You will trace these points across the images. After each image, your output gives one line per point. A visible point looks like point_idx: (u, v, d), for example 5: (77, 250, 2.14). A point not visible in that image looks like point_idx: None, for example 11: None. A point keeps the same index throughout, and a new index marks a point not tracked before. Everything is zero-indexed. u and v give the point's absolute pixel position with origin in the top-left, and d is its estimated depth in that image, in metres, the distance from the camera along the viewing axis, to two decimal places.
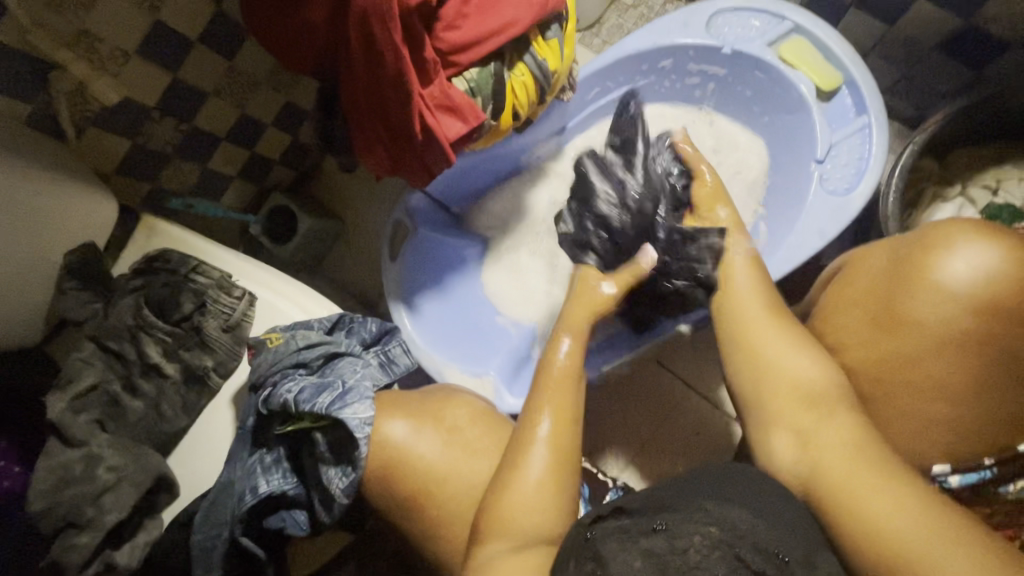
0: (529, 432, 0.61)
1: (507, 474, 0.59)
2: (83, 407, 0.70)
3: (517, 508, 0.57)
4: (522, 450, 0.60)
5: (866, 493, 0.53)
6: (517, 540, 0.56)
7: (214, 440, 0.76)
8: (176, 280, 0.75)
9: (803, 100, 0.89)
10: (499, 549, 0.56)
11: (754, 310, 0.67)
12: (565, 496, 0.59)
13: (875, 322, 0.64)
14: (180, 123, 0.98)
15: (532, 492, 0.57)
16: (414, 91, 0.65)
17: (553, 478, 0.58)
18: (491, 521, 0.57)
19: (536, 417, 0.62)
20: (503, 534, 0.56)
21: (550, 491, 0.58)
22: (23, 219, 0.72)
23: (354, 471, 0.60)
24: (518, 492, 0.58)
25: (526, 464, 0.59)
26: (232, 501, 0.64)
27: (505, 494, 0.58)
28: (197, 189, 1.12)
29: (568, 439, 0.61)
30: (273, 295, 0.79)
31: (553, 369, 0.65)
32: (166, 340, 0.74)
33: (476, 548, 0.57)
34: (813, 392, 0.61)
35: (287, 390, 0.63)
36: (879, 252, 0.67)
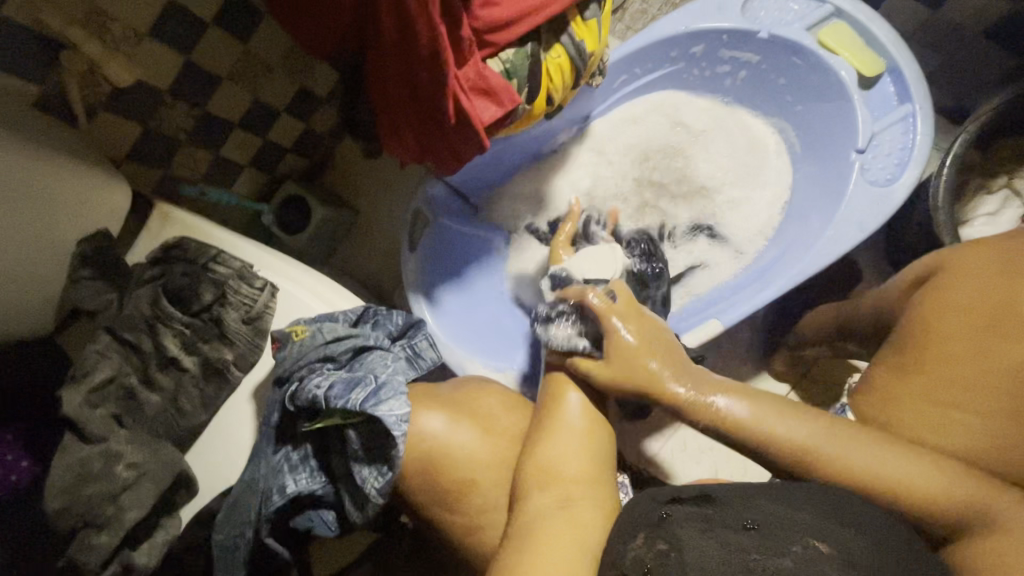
0: (554, 395, 0.62)
1: (538, 432, 0.59)
2: (99, 401, 0.67)
3: (556, 461, 0.56)
4: (551, 413, 0.61)
5: (1001, 552, 0.46)
6: (562, 489, 0.54)
7: (235, 435, 0.73)
8: (195, 270, 0.72)
9: (843, 87, 0.86)
10: (543, 502, 0.54)
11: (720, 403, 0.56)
12: (602, 451, 0.58)
13: (987, 332, 0.54)
14: (193, 108, 0.95)
15: (567, 444, 0.57)
16: (451, 71, 0.61)
17: (586, 430, 0.59)
18: (532, 474, 0.56)
19: (566, 381, 0.63)
20: (545, 485, 0.55)
21: (589, 456, 0.57)
22: (35, 205, 0.68)
23: (390, 471, 0.58)
24: (558, 447, 0.57)
25: (558, 423, 0.59)
26: (256, 500, 0.61)
27: (540, 448, 0.57)
28: (208, 177, 1.08)
29: (600, 409, 0.61)
30: (294, 286, 0.76)
31: (565, 347, 0.66)
32: (184, 332, 0.71)
33: (525, 500, 0.55)
34: (908, 475, 0.51)
35: (316, 385, 0.60)
36: (984, 251, 0.58)
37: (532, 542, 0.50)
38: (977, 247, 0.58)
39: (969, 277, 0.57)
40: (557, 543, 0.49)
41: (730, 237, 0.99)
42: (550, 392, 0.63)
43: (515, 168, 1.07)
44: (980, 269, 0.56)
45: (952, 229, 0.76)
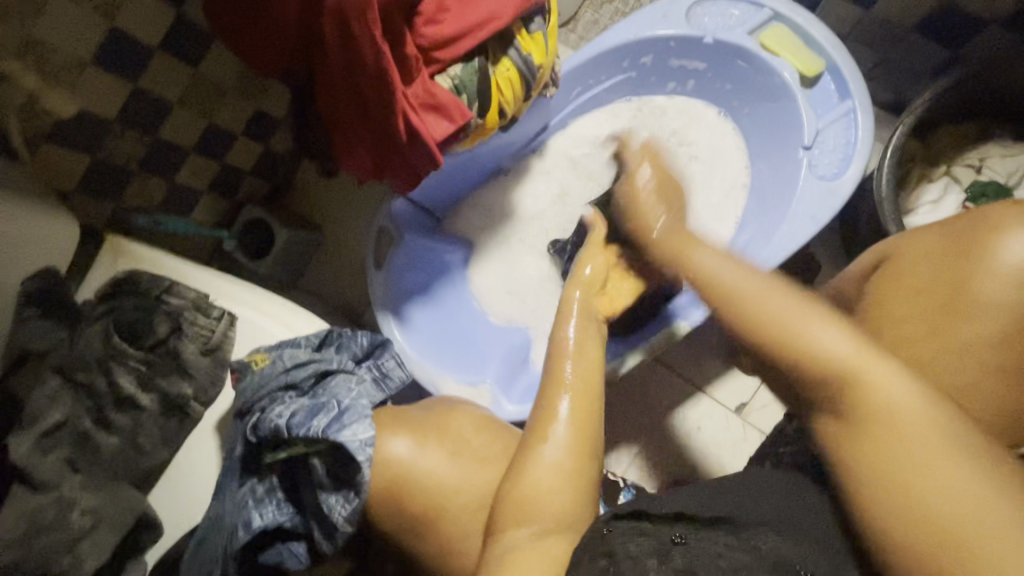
0: (546, 412, 0.57)
1: (529, 449, 0.56)
2: (51, 446, 0.64)
3: (537, 493, 0.54)
4: (542, 430, 0.57)
5: (920, 466, 0.38)
6: (540, 523, 0.53)
7: (198, 471, 0.71)
8: (147, 303, 0.70)
9: (787, 87, 0.88)
10: (525, 535, 0.53)
11: (705, 258, 0.54)
12: (585, 469, 0.56)
13: (936, 313, 0.55)
14: (142, 137, 0.93)
15: (551, 474, 0.54)
16: (397, 90, 0.61)
17: (572, 460, 0.55)
18: (510, 508, 0.54)
19: (561, 381, 0.58)
20: (525, 520, 0.53)
21: (570, 488, 0.54)
22: None
23: (358, 496, 0.56)
24: (539, 478, 0.54)
25: (543, 447, 0.55)
26: (223, 537, 0.60)
27: (522, 478, 0.55)
28: (164, 206, 1.06)
29: (590, 437, 0.56)
30: (255, 314, 0.75)
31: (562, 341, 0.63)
32: (139, 368, 0.68)
33: (499, 536, 0.54)
34: (829, 350, 0.43)
35: (277, 414, 0.59)
36: (925, 238, 0.60)
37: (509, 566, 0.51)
38: (916, 234, 0.61)
39: (923, 260, 0.59)
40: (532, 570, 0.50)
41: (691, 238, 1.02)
42: (544, 405, 0.58)
43: (480, 181, 1.09)
44: (927, 251, 0.58)
45: (897, 218, 0.78)
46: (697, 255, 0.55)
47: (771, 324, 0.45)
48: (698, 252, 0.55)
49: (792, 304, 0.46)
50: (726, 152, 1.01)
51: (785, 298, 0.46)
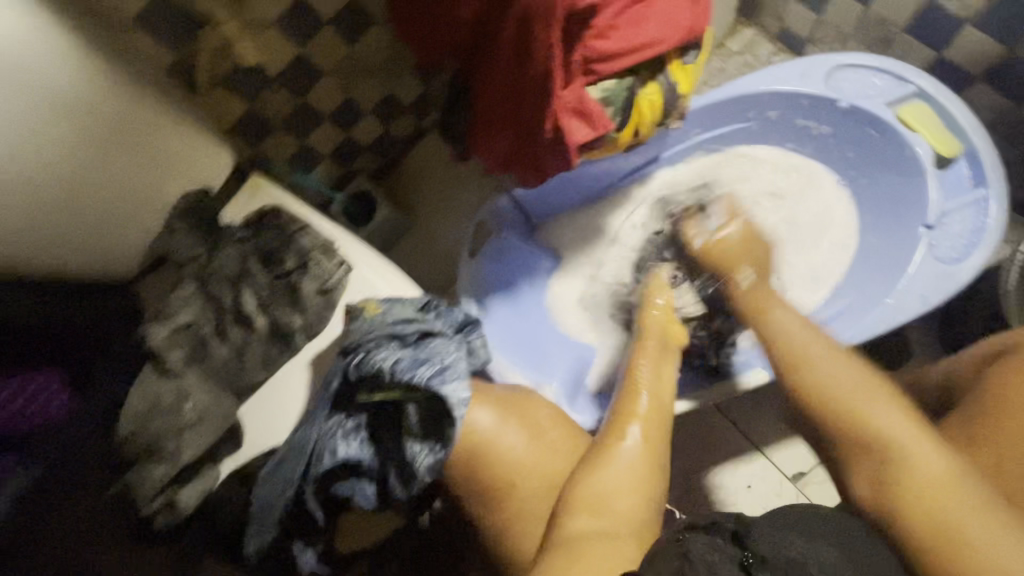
0: (627, 412, 0.64)
1: (604, 446, 0.62)
2: (176, 342, 0.71)
3: (608, 486, 0.58)
4: (617, 430, 0.63)
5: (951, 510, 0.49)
6: (607, 521, 0.56)
7: (285, 399, 0.76)
8: (283, 237, 0.76)
9: (919, 163, 0.88)
10: (588, 525, 0.56)
11: (819, 374, 0.63)
12: (653, 478, 0.60)
13: None
14: (293, 96, 1.03)
15: (626, 470, 0.59)
16: (555, 92, 0.66)
17: (645, 464, 0.61)
18: (582, 496, 0.58)
19: (635, 396, 0.66)
20: (596, 513, 0.56)
21: (639, 487, 0.59)
22: (143, 153, 0.75)
23: (443, 449, 0.60)
24: (613, 473, 0.59)
25: (618, 451, 0.61)
26: (305, 460, 0.65)
27: (595, 470, 0.59)
28: (293, 161, 1.16)
29: (656, 449, 0.62)
30: (367, 267, 0.80)
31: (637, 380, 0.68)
32: (263, 292, 0.75)
33: (565, 521, 0.57)
34: (874, 416, 0.57)
35: (382, 359, 0.64)
36: None
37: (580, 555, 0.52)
38: None
39: None
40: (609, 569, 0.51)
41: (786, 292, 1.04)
42: (626, 406, 0.66)
43: (581, 197, 1.13)
44: None
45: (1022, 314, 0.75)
46: (798, 376, 0.64)
47: (830, 394, 0.61)
48: (806, 369, 0.64)
49: (833, 372, 0.62)
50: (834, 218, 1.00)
51: (850, 376, 0.61)
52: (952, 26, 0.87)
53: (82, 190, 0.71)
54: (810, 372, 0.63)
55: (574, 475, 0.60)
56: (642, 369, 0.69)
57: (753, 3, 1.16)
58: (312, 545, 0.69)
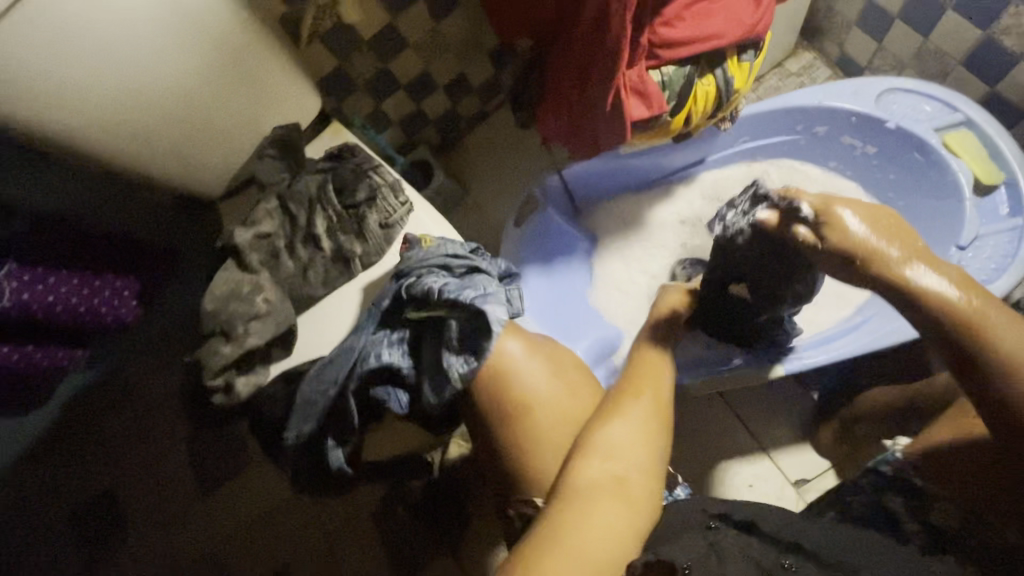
0: (637, 382, 0.71)
1: (617, 407, 0.68)
2: (254, 247, 0.81)
3: (621, 438, 0.64)
4: (631, 392, 0.70)
5: None
6: (617, 465, 0.61)
7: (336, 316, 0.85)
8: (357, 171, 0.85)
9: (958, 187, 0.91)
10: (602, 469, 0.61)
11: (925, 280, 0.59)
12: (661, 438, 0.66)
13: None
14: (378, 61, 1.14)
15: (637, 427, 0.65)
16: (621, 68, 0.73)
17: (653, 426, 0.67)
18: (597, 444, 0.63)
19: (645, 373, 0.74)
20: (606, 458, 0.62)
21: (648, 440, 0.65)
22: (252, 83, 0.84)
23: (477, 361, 0.67)
24: (625, 428, 0.65)
25: (631, 411, 0.67)
26: (353, 361, 0.73)
27: (609, 424, 0.65)
28: (365, 122, 1.26)
29: (663, 414, 0.69)
30: (424, 213, 0.88)
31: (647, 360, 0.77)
32: (332, 218, 0.84)
33: (581, 464, 0.61)
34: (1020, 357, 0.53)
35: (432, 281, 0.72)
36: None
37: (591, 497, 0.57)
38: None
39: None
40: (616, 511, 0.57)
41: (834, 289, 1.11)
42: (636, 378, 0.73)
43: (625, 189, 1.19)
44: None
45: None
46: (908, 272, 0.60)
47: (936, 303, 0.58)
48: (919, 273, 0.60)
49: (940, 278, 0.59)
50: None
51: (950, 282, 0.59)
52: (1005, 61, 0.91)
53: (194, 113, 0.80)
54: (912, 274, 0.60)
55: (590, 426, 0.66)
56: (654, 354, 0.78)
57: (815, 28, 1.21)
58: (342, 444, 0.76)
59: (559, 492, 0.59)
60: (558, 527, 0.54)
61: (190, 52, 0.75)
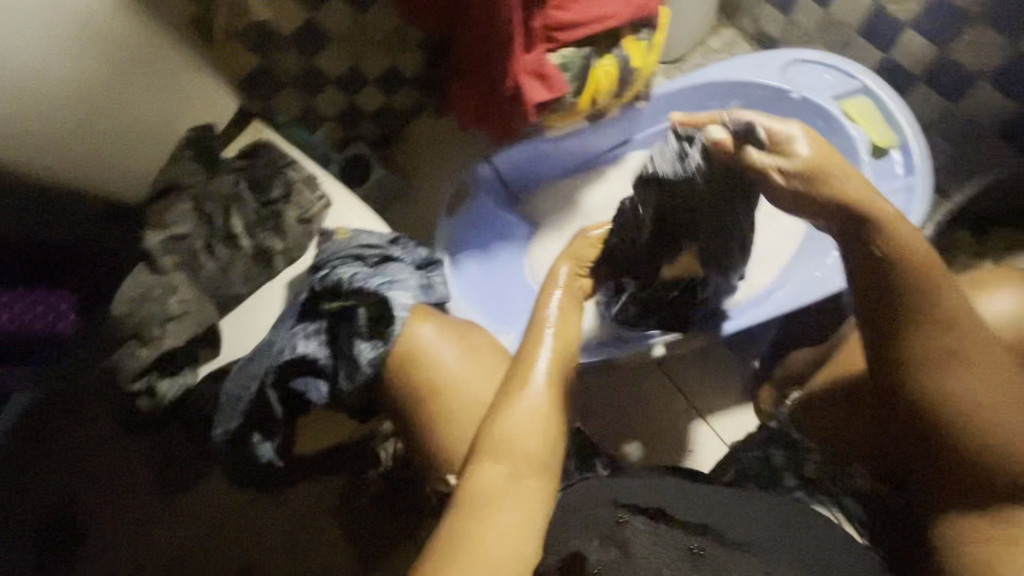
0: (530, 360, 0.68)
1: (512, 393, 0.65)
2: (171, 249, 0.81)
3: (514, 430, 0.62)
4: (523, 374, 0.67)
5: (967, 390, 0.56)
6: (515, 463, 0.60)
7: (261, 313, 0.85)
8: (272, 169, 0.86)
9: (857, 150, 0.95)
10: (500, 470, 0.59)
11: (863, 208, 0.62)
12: (555, 420, 0.64)
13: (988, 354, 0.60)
14: (301, 58, 1.13)
15: (528, 414, 0.63)
16: (515, 52, 0.75)
17: (546, 408, 0.64)
18: (492, 442, 0.61)
19: (539, 343, 0.70)
20: (503, 459, 0.60)
21: (542, 425, 0.63)
22: (152, 83, 0.84)
23: (385, 344, 0.69)
24: (516, 418, 0.63)
25: (523, 397, 0.64)
26: (272, 354, 0.75)
27: (502, 418, 0.62)
28: (296, 121, 1.26)
29: (559, 389, 0.66)
30: (344, 206, 0.89)
31: (542, 324, 0.73)
32: (250, 216, 0.85)
33: (477, 467, 0.60)
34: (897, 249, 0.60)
35: (343, 272, 0.74)
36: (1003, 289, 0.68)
37: (489, 504, 0.56)
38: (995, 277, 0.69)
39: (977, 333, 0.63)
40: (515, 514, 0.56)
41: (763, 248, 1.09)
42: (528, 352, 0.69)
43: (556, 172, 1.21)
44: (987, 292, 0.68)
45: None
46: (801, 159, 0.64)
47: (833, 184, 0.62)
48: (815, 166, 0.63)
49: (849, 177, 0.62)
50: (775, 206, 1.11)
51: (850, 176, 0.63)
52: (896, 29, 0.95)
53: (89, 116, 0.80)
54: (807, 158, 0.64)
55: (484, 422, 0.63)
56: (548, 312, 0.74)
57: (733, 6, 1.25)
58: (271, 438, 0.78)
59: (457, 501, 0.57)
60: (460, 546, 0.53)
61: (94, 62, 0.77)
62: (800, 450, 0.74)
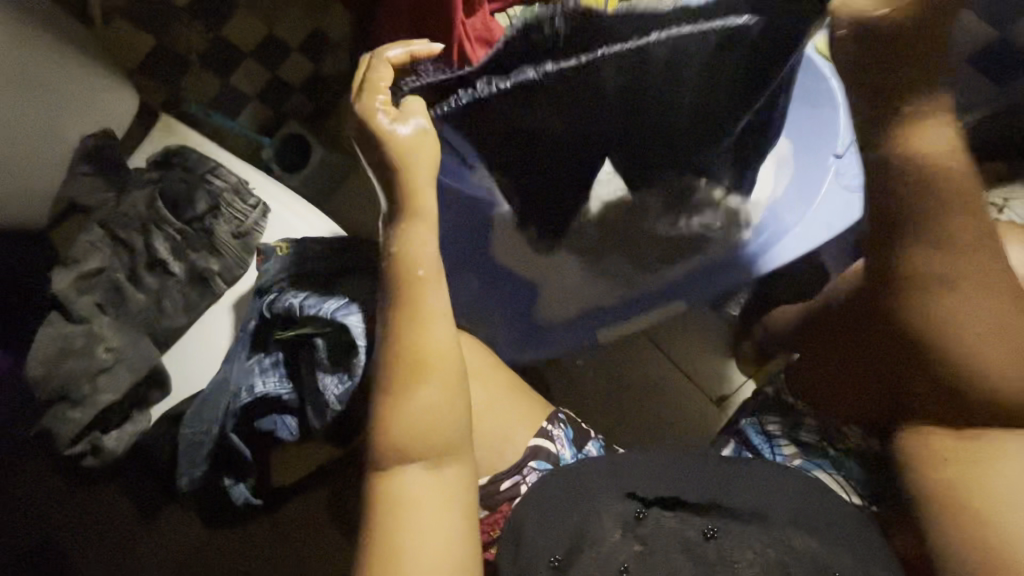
0: (407, 342, 0.54)
1: (396, 386, 0.53)
2: (87, 288, 0.71)
3: (411, 422, 0.52)
4: (395, 358, 0.54)
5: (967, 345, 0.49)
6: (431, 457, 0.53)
7: (208, 345, 0.76)
8: (192, 177, 0.75)
9: (832, 94, 0.89)
10: (409, 474, 0.52)
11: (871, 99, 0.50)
12: (458, 402, 0.54)
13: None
14: (205, 29, 0.99)
15: (423, 408, 0.53)
16: (456, 19, 0.65)
17: (445, 399, 0.53)
18: (391, 444, 0.53)
19: (409, 311, 0.55)
20: (410, 459, 0.52)
21: (442, 411, 0.53)
22: (32, 88, 0.69)
23: (351, 378, 0.61)
24: (409, 415, 0.53)
25: (408, 390, 0.53)
26: (227, 397, 0.67)
27: (391, 416, 0.53)
28: (215, 103, 1.11)
29: (449, 368, 0.54)
30: (285, 209, 0.78)
31: (408, 274, 0.56)
32: (174, 237, 0.74)
33: (382, 474, 0.53)
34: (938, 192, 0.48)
35: (290, 298, 0.65)
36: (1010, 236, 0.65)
37: (406, 522, 0.50)
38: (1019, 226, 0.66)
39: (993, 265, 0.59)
40: (439, 530, 0.50)
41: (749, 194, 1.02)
42: (397, 323, 0.55)
43: None
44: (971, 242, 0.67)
45: None
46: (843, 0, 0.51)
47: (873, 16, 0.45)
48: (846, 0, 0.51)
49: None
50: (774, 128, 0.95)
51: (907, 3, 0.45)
52: None
53: None
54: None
55: (370, 433, 0.54)
56: (415, 256, 0.57)
57: None
58: (243, 478, 0.72)
59: (371, 515, 0.52)
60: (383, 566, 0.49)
61: None
62: (797, 428, 0.70)
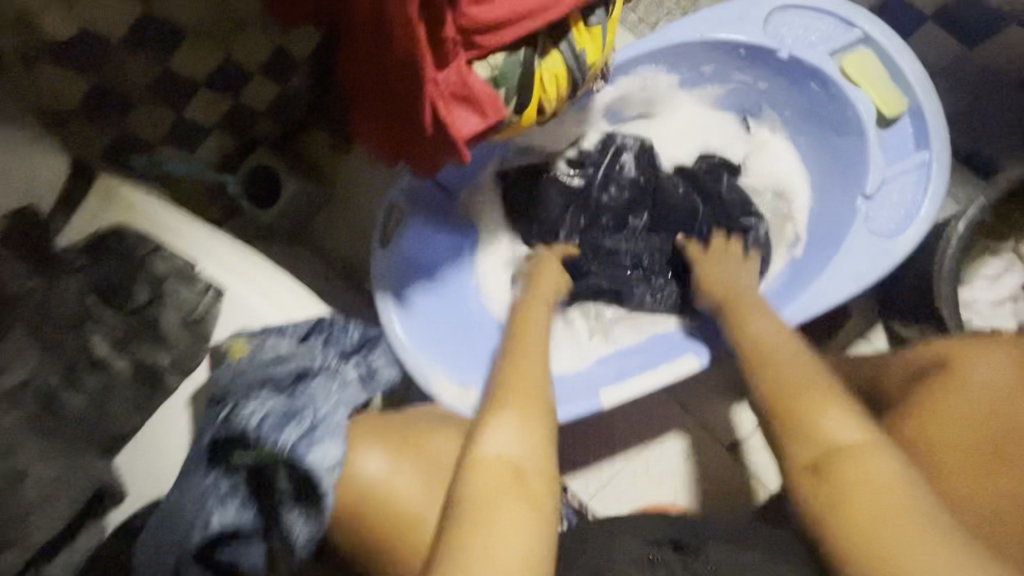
0: (492, 442, 0.58)
1: (476, 501, 0.53)
2: (11, 406, 0.59)
3: (491, 548, 0.50)
4: (477, 464, 0.56)
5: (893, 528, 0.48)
6: None
7: (167, 447, 0.68)
8: (130, 262, 0.65)
9: (861, 122, 0.80)
10: None
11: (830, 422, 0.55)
12: (539, 526, 0.53)
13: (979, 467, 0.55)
14: (150, 64, 0.80)
15: (503, 533, 0.51)
16: (427, 78, 0.53)
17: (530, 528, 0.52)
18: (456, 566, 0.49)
19: (500, 412, 0.61)
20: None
21: (529, 529, 0.52)
22: None
23: (318, 514, 0.58)
24: (484, 538, 0.50)
25: (490, 504, 0.53)
26: (180, 528, 0.58)
27: (472, 531, 0.51)
28: (169, 139, 0.95)
29: (540, 486, 0.56)
30: (240, 284, 0.69)
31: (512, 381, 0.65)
32: (115, 331, 0.64)
33: None
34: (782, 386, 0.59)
35: (246, 416, 0.59)
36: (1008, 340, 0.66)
37: None
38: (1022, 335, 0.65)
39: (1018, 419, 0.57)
40: None
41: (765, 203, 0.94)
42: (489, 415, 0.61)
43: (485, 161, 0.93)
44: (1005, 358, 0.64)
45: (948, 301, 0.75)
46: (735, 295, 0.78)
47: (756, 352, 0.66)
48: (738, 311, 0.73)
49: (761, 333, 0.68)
50: (789, 160, 0.93)
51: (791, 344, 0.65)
52: None
53: None
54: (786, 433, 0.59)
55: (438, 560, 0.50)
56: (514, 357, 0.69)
57: None
58: None
59: None
60: None
61: None
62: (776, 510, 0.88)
